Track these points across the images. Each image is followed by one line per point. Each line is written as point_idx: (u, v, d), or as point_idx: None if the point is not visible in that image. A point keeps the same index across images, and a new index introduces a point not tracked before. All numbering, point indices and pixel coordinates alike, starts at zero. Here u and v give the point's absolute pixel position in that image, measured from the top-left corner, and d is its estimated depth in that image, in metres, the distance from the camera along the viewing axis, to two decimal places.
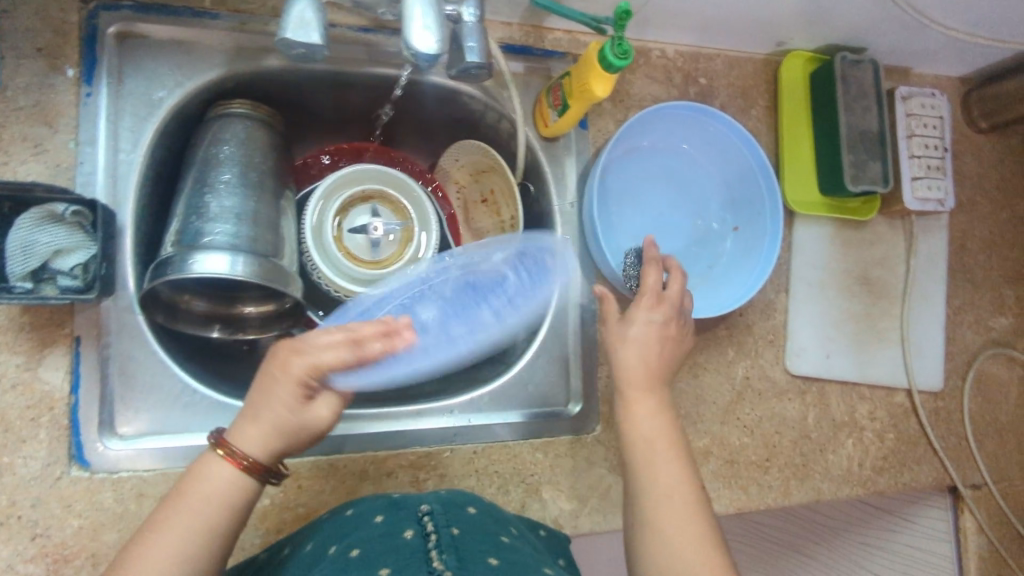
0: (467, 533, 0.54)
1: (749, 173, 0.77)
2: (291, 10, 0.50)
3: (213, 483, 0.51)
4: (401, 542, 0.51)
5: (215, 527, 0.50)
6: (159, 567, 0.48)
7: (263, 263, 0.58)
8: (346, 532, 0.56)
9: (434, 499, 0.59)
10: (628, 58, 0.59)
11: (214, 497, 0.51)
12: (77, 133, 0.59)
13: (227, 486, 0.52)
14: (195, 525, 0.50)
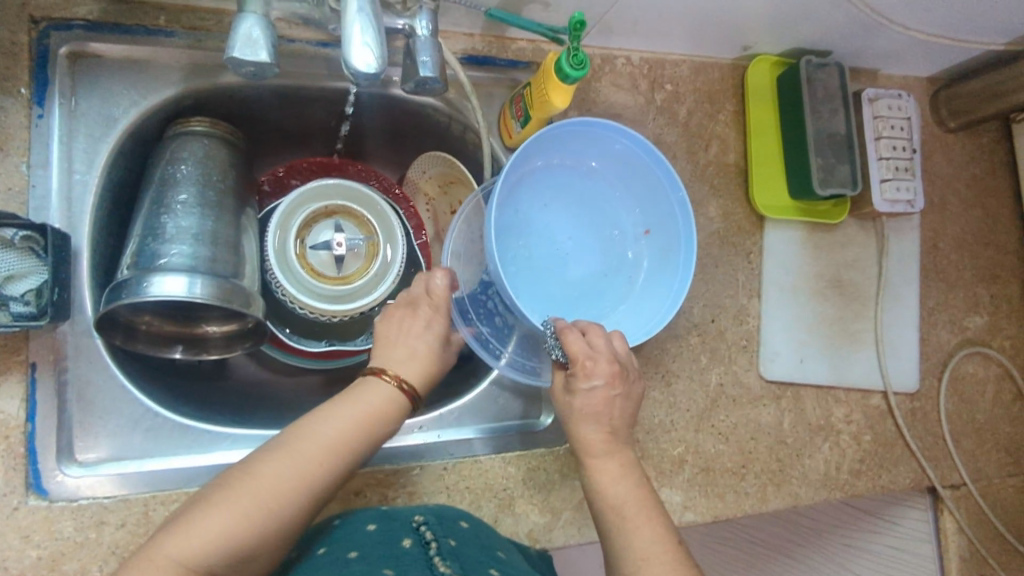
0: (463, 545, 0.55)
1: (658, 193, 0.70)
2: (238, 28, 0.50)
3: (370, 401, 0.56)
4: (401, 550, 0.53)
5: (361, 436, 0.54)
6: (317, 440, 0.52)
7: (221, 284, 0.58)
8: (337, 538, 0.57)
9: (426, 511, 0.60)
10: (585, 68, 0.58)
11: (371, 413, 0.55)
12: (29, 155, 0.58)
13: (382, 404, 0.57)
14: (354, 421, 0.54)
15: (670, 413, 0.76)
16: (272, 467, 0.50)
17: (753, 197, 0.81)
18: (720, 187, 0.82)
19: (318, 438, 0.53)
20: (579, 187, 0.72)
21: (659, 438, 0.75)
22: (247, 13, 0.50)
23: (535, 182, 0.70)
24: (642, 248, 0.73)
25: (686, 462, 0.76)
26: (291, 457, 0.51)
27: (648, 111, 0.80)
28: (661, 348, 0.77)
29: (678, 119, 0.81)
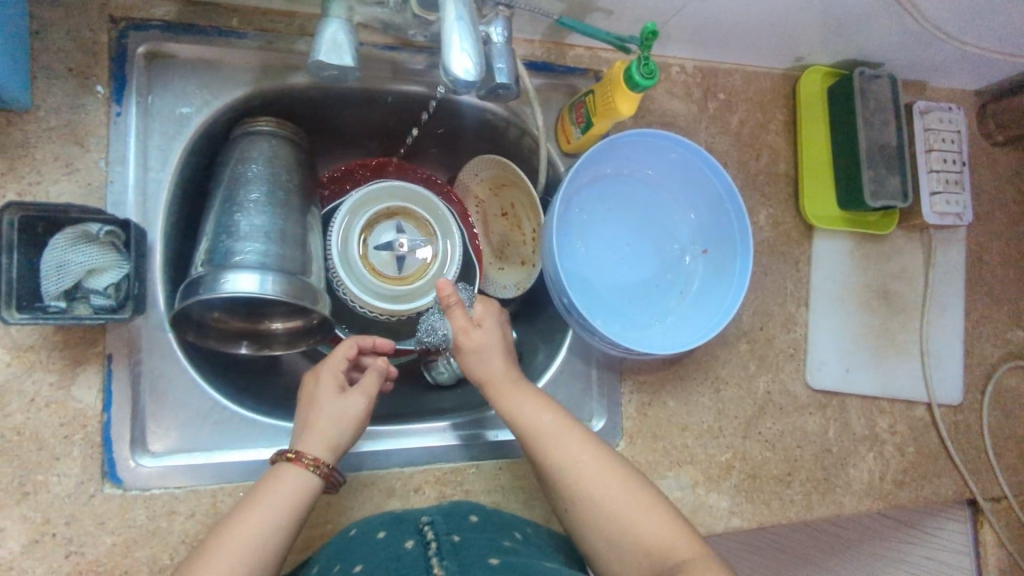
0: (468, 539, 0.56)
1: (716, 200, 0.72)
2: (323, 32, 0.50)
3: (285, 492, 0.55)
4: (403, 553, 0.53)
5: (280, 527, 0.53)
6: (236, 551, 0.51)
7: (292, 282, 0.59)
8: (348, 550, 0.57)
9: (433, 510, 0.60)
10: (654, 78, 0.59)
11: (277, 506, 0.54)
12: (107, 152, 0.59)
13: (299, 492, 0.56)
14: (270, 520, 0.53)
15: (718, 419, 0.77)
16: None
17: (803, 206, 0.82)
18: (770, 196, 0.82)
19: (232, 548, 0.51)
20: (637, 196, 0.75)
21: (706, 443, 0.76)
22: (331, 18, 0.51)
23: (600, 187, 0.74)
24: (698, 260, 0.75)
25: (733, 468, 0.77)
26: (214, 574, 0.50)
27: (701, 119, 0.81)
28: (710, 354, 0.77)
29: (730, 128, 0.82)
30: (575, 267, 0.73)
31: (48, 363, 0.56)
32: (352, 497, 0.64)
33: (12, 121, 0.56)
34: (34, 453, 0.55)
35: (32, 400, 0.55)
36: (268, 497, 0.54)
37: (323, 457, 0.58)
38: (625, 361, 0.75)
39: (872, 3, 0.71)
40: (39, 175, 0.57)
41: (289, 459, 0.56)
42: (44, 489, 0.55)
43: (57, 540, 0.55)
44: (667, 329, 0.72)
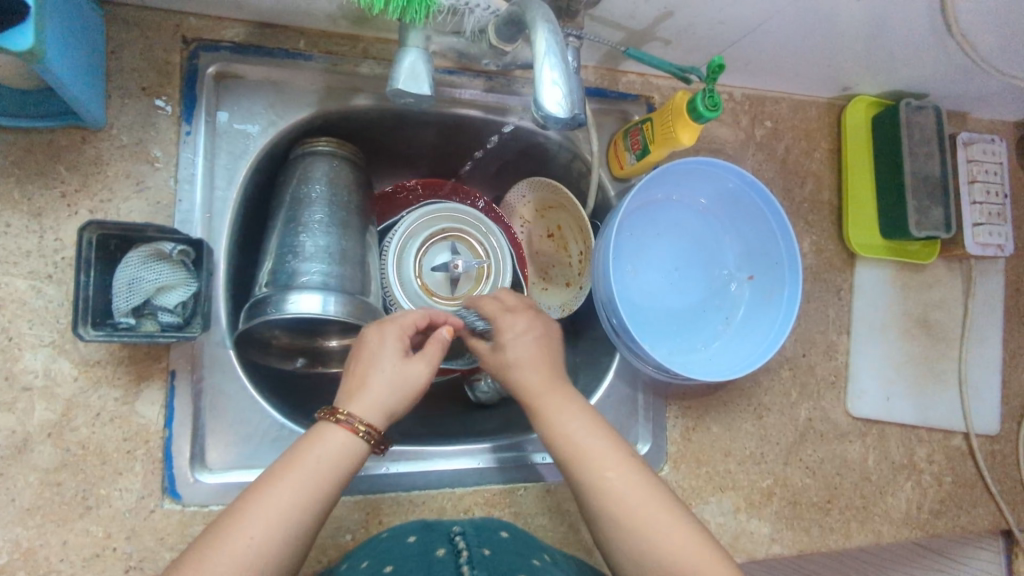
0: (498, 553, 0.55)
1: (765, 226, 0.72)
2: (402, 62, 0.51)
3: (324, 456, 0.51)
4: (434, 559, 0.53)
5: (319, 495, 0.49)
6: (272, 515, 0.47)
7: (354, 303, 0.59)
8: (379, 551, 0.57)
9: (466, 522, 0.61)
10: (718, 110, 0.60)
11: (320, 471, 0.50)
12: (176, 171, 0.60)
13: (340, 457, 0.51)
14: (310, 486, 0.49)
15: (760, 445, 0.77)
16: (219, 552, 0.45)
17: (847, 235, 0.83)
18: (814, 223, 0.83)
19: (269, 510, 0.47)
20: (685, 222, 0.76)
21: (748, 468, 0.76)
22: (409, 47, 0.52)
23: (650, 212, 0.74)
24: (743, 286, 0.75)
25: (774, 494, 0.77)
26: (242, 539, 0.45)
27: (748, 146, 0.81)
28: (753, 381, 0.78)
29: (776, 155, 0.82)
30: (625, 291, 0.73)
31: (114, 378, 0.57)
32: (403, 516, 0.64)
33: (85, 139, 0.58)
34: (97, 467, 0.56)
35: (98, 415, 0.56)
36: (308, 457, 0.50)
37: (374, 421, 0.53)
38: (671, 386, 0.75)
39: (923, 37, 0.72)
40: (110, 193, 0.58)
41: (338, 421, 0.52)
42: (106, 503, 0.56)
43: (118, 555, 0.55)
44: (713, 354, 0.73)
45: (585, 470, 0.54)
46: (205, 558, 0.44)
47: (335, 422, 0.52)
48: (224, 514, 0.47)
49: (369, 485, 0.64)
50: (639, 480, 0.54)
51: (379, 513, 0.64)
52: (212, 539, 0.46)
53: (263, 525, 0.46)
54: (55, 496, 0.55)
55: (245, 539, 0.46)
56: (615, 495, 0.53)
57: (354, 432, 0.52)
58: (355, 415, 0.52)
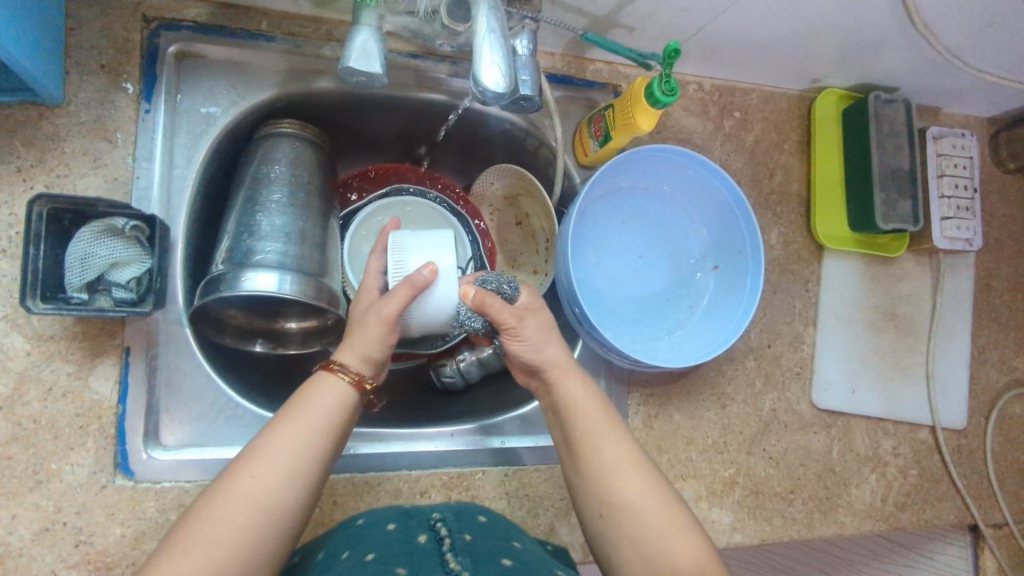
0: (479, 539, 0.56)
1: (728, 214, 0.72)
2: (354, 39, 0.52)
3: (323, 403, 0.53)
4: (417, 547, 0.53)
5: (320, 445, 0.51)
6: (279, 467, 0.49)
7: (310, 282, 0.60)
8: (356, 539, 0.57)
9: (444, 509, 0.61)
10: (675, 95, 0.61)
11: (320, 421, 0.52)
12: (134, 149, 0.60)
13: (338, 403, 0.53)
14: (311, 436, 0.51)
15: (723, 434, 0.78)
16: (234, 498, 0.47)
17: (815, 226, 0.83)
18: (782, 215, 0.83)
19: (277, 456, 0.49)
20: (650, 211, 0.76)
21: (710, 458, 0.76)
22: (361, 25, 0.52)
23: (615, 200, 0.74)
24: (708, 275, 0.76)
25: (737, 484, 0.77)
26: (250, 492, 0.47)
27: (716, 136, 0.82)
28: (717, 370, 0.78)
29: (744, 146, 0.83)
30: (589, 279, 0.73)
31: (67, 353, 0.57)
32: (359, 497, 0.65)
33: (43, 114, 0.58)
34: (49, 441, 0.56)
35: (50, 389, 0.56)
36: (307, 406, 0.52)
37: (356, 365, 0.55)
38: (634, 373, 0.75)
39: (889, 30, 0.72)
40: (67, 169, 0.58)
41: (331, 370, 0.54)
42: (57, 478, 0.56)
43: (67, 529, 0.56)
44: (676, 342, 0.73)
45: (590, 452, 0.57)
46: (221, 504, 0.47)
47: (330, 372, 0.54)
48: (231, 465, 0.49)
49: None
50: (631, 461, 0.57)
51: (334, 494, 0.64)
52: (225, 487, 0.48)
53: (275, 470, 0.49)
54: (5, 469, 0.55)
55: (258, 483, 0.48)
56: (605, 468, 0.56)
57: (346, 381, 0.54)
58: (350, 365, 0.54)
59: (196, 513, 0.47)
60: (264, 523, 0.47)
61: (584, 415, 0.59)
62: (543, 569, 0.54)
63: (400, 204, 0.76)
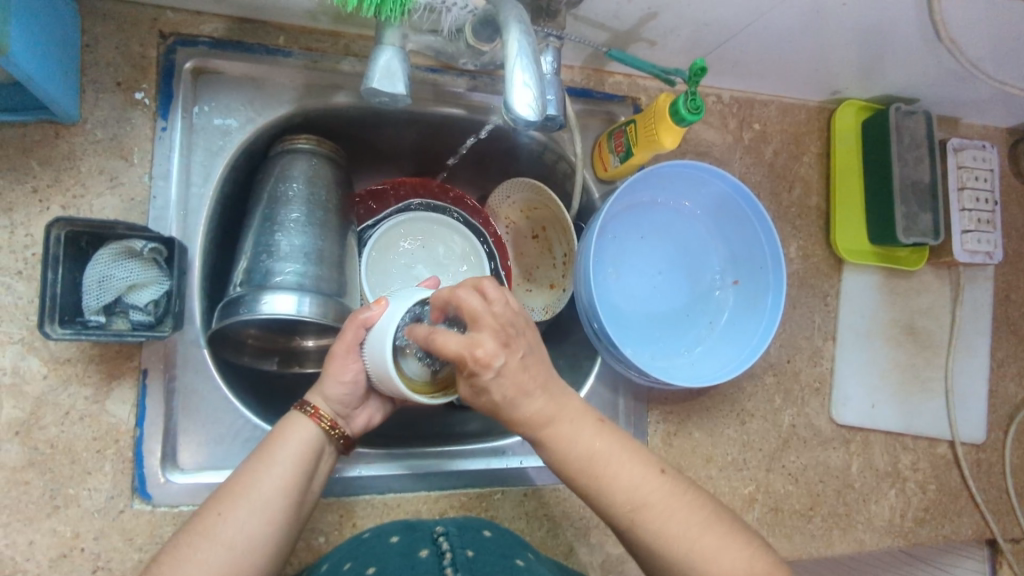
0: (482, 554, 0.55)
1: (751, 230, 0.71)
2: (378, 59, 0.51)
3: (298, 446, 0.55)
4: (418, 562, 0.53)
5: (297, 485, 0.54)
6: (259, 506, 0.51)
7: (330, 304, 0.59)
8: (361, 551, 0.57)
9: (448, 521, 0.60)
10: (700, 113, 0.59)
11: (296, 460, 0.55)
12: (151, 167, 0.59)
13: (311, 447, 0.56)
14: (288, 476, 0.53)
15: (742, 451, 0.77)
16: (213, 540, 0.49)
17: (835, 240, 0.82)
18: (801, 228, 0.82)
19: (255, 500, 0.51)
20: (669, 225, 0.75)
21: (729, 475, 0.76)
22: (386, 45, 0.51)
23: (635, 214, 0.73)
24: (728, 291, 0.75)
25: (756, 501, 0.76)
26: (229, 532, 0.49)
27: (735, 149, 0.81)
28: (736, 386, 0.77)
29: (764, 159, 0.82)
30: (608, 296, 0.73)
31: (84, 376, 0.56)
32: (377, 518, 0.64)
33: (59, 133, 0.57)
34: (66, 466, 0.55)
35: (67, 413, 0.55)
36: (282, 449, 0.55)
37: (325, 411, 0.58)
38: (653, 390, 0.75)
39: (913, 42, 0.71)
40: (83, 188, 0.57)
41: (307, 414, 0.57)
42: (75, 503, 0.55)
43: (85, 555, 0.55)
44: (696, 359, 0.72)
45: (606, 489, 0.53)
46: (199, 546, 0.48)
47: (305, 414, 0.57)
48: (205, 509, 0.51)
49: (343, 487, 0.64)
50: (683, 502, 0.53)
51: (353, 516, 0.63)
52: (202, 530, 0.49)
53: (254, 513, 0.51)
54: (22, 495, 0.54)
55: (238, 525, 0.50)
56: (657, 522, 0.52)
57: (318, 423, 0.57)
58: (323, 409, 0.58)
59: (172, 558, 0.48)
60: (242, 566, 0.49)
61: (625, 470, 0.53)
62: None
63: (418, 221, 0.76)
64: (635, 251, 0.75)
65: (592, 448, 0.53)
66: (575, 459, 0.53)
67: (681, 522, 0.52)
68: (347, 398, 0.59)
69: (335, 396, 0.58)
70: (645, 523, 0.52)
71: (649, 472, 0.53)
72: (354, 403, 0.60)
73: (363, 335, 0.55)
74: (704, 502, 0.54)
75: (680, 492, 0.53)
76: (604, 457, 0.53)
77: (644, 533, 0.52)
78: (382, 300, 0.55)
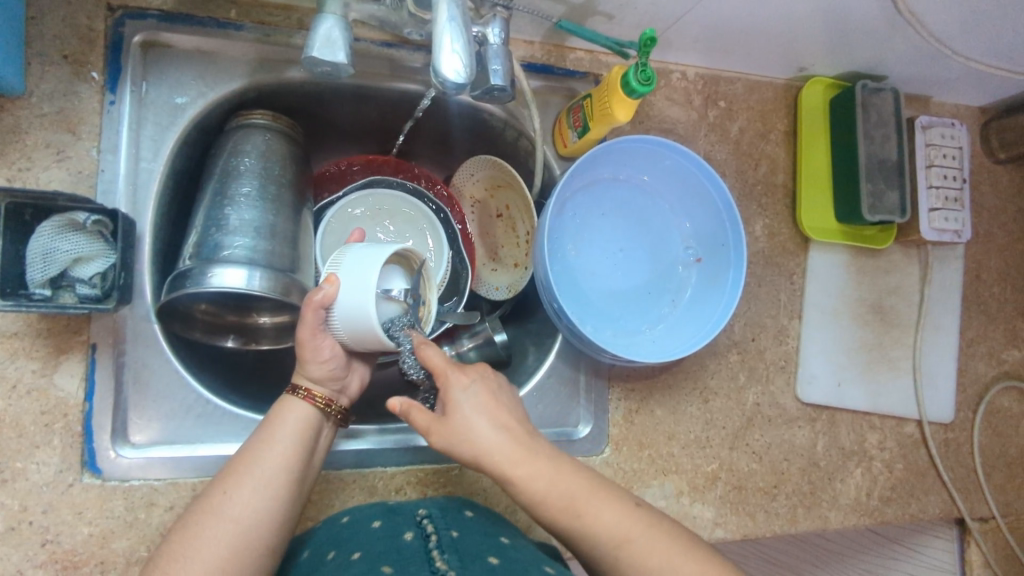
0: (466, 535, 0.56)
1: (712, 206, 0.71)
2: (318, 28, 0.50)
3: (296, 424, 0.56)
4: (402, 544, 0.53)
5: (298, 462, 0.54)
6: (263, 484, 0.52)
7: (280, 278, 0.58)
8: (343, 538, 0.56)
9: (430, 505, 0.61)
10: (652, 84, 0.60)
11: (296, 438, 0.55)
12: (99, 141, 0.59)
13: (311, 425, 0.57)
14: (289, 454, 0.54)
15: (706, 429, 0.77)
16: (219, 518, 0.50)
17: (800, 218, 0.81)
18: (767, 207, 0.82)
19: (258, 478, 0.52)
20: (631, 202, 0.75)
21: (692, 453, 0.76)
22: (326, 13, 0.51)
23: (595, 191, 0.73)
24: (691, 267, 0.74)
25: (719, 479, 0.76)
26: (233, 512, 0.50)
27: (700, 127, 0.80)
28: (699, 364, 0.77)
29: (729, 137, 0.81)
30: (569, 273, 0.72)
31: (32, 350, 0.56)
32: (332, 495, 0.64)
33: (4, 106, 0.56)
34: (13, 440, 0.55)
35: (14, 387, 0.55)
36: (282, 429, 0.55)
37: (316, 390, 0.58)
38: (615, 366, 0.74)
39: (875, 16, 0.70)
40: (29, 161, 0.57)
41: (301, 395, 0.57)
42: (23, 476, 0.55)
43: (33, 529, 0.55)
44: (658, 336, 0.72)
45: (586, 525, 0.53)
46: (207, 524, 0.49)
47: (300, 396, 0.57)
48: (211, 489, 0.51)
49: None
50: (659, 533, 0.54)
51: (307, 492, 0.63)
52: (209, 509, 0.50)
53: (259, 490, 0.51)
54: None
55: (243, 503, 0.50)
56: (640, 556, 0.53)
57: (313, 404, 0.57)
58: (313, 388, 0.58)
59: (181, 536, 0.49)
60: (250, 541, 0.50)
61: (601, 509, 0.54)
62: (530, 567, 0.54)
63: (381, 198, 0.76)
64: (597, 229, 0.74)
65: (570, 490, 0.54)
66: (547, 507, 0.54)
67: (662, 561, 0.52)
68: (335, 374, 0.58)
69: (320, 376, 0.58)
70: (625, 560, 0.53)
71: (622, 505, 0.54)
72: (343, 374, 0.60)
73: (322, 316, 0.54)
74: (676, 531, 0.55)
75: (654, 524, 0.54)
76: (583, 493, 0.54)
77: (623, 568, 0.53)
78: (332, 277, 0.54)
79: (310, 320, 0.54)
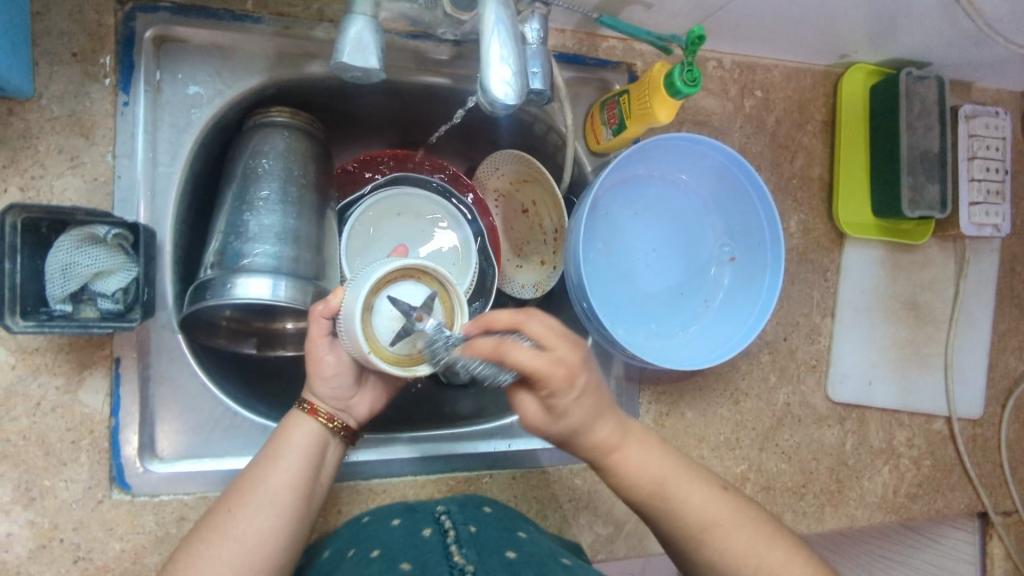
0: (485, 530, 0.54)
1: (750, 207, 0.69)
2: (348, 31, 0.47)
3: (303, 440, 0.54)
4: (421, 541, 0.52)
5: (303, 478, 0.53)
6: (266, 503, 0.50)
7: (307, 287, 0.56)
8: (362, 536, 0.55)
9: (448, 501, 0.59)
10: (697, 86, 0.58)
11: (300, 456, 0.54)
12: (114, 145, 0.56)
13: (317, 443, 0.55)
14: (293, 472, 0.53)
15: (735, 430, 0.76)
16: (223, 537, 0.48)
17: (836, 212, 0.79)
18: (803, 201, 0.79)
19: (261, 495, 0.50)
20: (665, 200, 0.72)
21: (722, 454, 0.75)
22: (356, 14, 0.47)
23: (628, 188, 0.70)
24: (724, 270, 0.72)
25: (748, 478, 0.76)
26: (236, 528, 0.49)
27: (736, 118, 0.77)
28: (731, 365, 0.76)
29: (765, 128, 0.78)
30: (600, 273, 0.70)
31: (54, 366, 0.54)
32: (360, 504, 0.63)
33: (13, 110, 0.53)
34: (40, 457, 0.54)
35: (37, 404, 0.54)
36: (287, 448, 0.54)
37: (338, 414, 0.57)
38: (646, 369, 0.73)
39: (927, 5, 0.66)
40: (42, 169, 0.54)
41: (306, 410, 0.56)
42: (51, 494, 0.54)
43: (65, 546, 0.54)
44: (693, 341, 0.70)
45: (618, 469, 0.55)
46: (212, 544, 0.48)
47: (303, 411, 0.56)
48: (217, 508, 0.51)
49: None
50: (691, 487, 0.55)
51: (337, 502, 0.62)
52: (213, 527, 0.49)
53: (262, 507, 0.50)
54: None
55: (247, 522, 0.49)
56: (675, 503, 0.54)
57: (317, 419, 0.55)
58: (319, 404, 0.56)
59: (187, 559, 0.48)
60: (254, 560, 0.48)
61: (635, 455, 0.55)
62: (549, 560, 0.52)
63: (403, 196, 0.73)
64: (630, 230, 0.72)
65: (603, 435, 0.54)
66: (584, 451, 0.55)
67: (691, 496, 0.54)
68: (341, 392, 0.56)
69: (326, 392, 0.56)
70: (658, 505, 0.54)
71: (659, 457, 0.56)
72: (350, 392, 0.57)
73: (326, 326, 0.53)
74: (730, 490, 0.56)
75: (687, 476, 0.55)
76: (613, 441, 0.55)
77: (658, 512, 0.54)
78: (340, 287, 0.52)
79: (319, 329, 0.53)
